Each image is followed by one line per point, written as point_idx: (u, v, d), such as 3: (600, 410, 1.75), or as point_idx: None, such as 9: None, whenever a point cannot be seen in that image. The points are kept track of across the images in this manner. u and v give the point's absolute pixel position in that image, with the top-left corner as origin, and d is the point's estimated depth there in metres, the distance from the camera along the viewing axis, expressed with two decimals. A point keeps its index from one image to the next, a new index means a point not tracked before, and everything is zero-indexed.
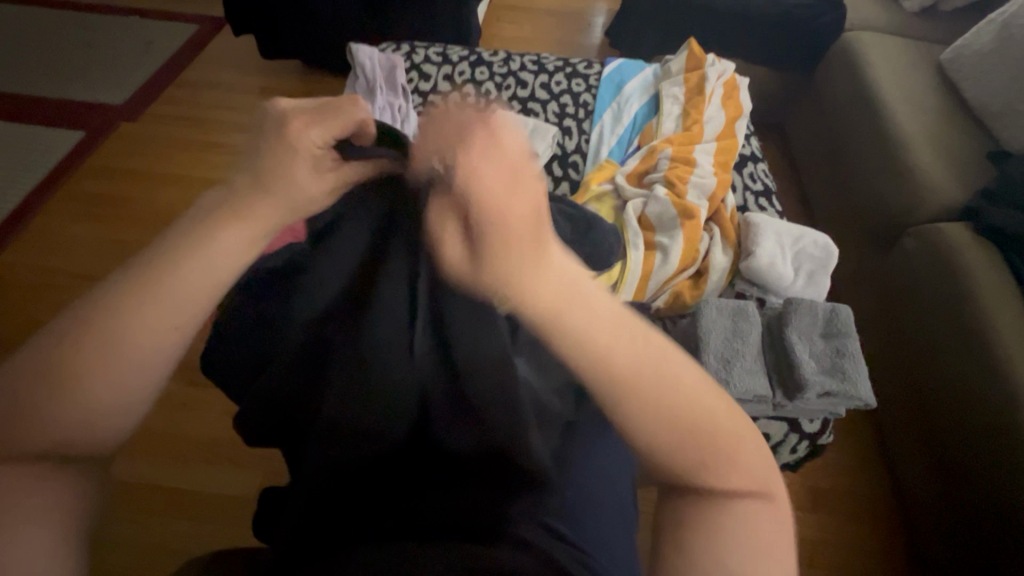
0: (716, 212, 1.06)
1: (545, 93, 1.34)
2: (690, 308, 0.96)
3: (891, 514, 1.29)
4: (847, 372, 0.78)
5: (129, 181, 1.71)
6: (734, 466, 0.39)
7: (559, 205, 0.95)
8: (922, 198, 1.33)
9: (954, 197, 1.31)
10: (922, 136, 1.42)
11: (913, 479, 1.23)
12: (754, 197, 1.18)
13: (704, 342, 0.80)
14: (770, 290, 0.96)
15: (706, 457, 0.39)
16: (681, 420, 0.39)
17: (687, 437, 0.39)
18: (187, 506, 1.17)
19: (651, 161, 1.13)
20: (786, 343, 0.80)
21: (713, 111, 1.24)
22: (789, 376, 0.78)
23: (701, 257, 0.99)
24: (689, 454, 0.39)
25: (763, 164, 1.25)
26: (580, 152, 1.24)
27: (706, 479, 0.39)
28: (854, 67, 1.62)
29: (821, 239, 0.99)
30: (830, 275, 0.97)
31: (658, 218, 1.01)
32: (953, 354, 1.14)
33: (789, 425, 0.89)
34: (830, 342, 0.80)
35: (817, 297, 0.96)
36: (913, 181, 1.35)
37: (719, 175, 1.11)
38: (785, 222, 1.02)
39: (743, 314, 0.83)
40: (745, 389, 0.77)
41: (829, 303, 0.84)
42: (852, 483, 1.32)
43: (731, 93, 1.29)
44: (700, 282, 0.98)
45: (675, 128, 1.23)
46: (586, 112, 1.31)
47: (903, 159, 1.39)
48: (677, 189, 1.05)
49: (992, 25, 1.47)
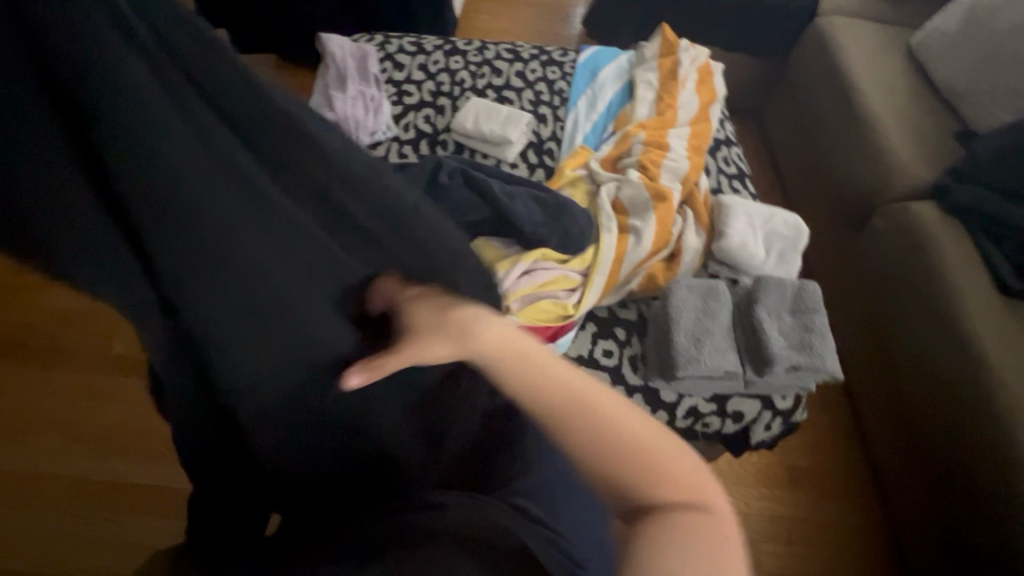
0: (689, 195, 1.06)
1: (520, 81, 1.33)
2: (663, 290, 0.97)
3: (866, 489, 1.32)
4: (815, 345, 0.79)
5: None
6: (673, 480, 0.39)
7: (533, 189, 0.95)
8: (893, 179, 1.35)
9: (923, 177, 1.33)
10: (892, 118, 1.44)
11: (889, 455, 1.26)
12: (727, 179, 1.19)
13: (674, 321, 0.81)
14: (742, 270, 0.98)
15: (643, 473, 0.39)
16: (621, 455, 0.39)
17: (628, 460, 0.39)
18: (169, 504, 1.19)
19: (625, 146, 1.14)
20: (755, 320, 0.81)
21: (687, 96, 1.25)
22: (759, 352, 0.79)
23: (674, 239, 0.99)
24: (627, 473, 0.39)
25: (737, 148, 1.26)
26: (555, 138, 1.24)
27: (647, 491, 0.39)
28: (826, 52, 1.64)
29: (791, 219, 1.00)
30: (800, 253, 0.98)
31: (631, 202, 1.01)
32: (923, 330, 1.16)
33: (762, 403, 0.90)
34: (799, 318, 0.81)
35: (789, 276, 0.98)
36: (884, 162, 1.38)
37: (693, 159, 1.12)
38: (756, 203, 1.03)
39: (713, 293, 0.84)
40: (716, 366, 0.78)
41: (797, 279, 0.85)
42: (829, 460, 1.34)
43: (705, 78, 1.30)
44: (674, 264, 0.98)
45: (649, 113, 1.23)
46: (562, 99, 1.31)
47: (874, 141, 1.41)
48: (650, 173, 1.05)
49: (958, 8, 1.49)
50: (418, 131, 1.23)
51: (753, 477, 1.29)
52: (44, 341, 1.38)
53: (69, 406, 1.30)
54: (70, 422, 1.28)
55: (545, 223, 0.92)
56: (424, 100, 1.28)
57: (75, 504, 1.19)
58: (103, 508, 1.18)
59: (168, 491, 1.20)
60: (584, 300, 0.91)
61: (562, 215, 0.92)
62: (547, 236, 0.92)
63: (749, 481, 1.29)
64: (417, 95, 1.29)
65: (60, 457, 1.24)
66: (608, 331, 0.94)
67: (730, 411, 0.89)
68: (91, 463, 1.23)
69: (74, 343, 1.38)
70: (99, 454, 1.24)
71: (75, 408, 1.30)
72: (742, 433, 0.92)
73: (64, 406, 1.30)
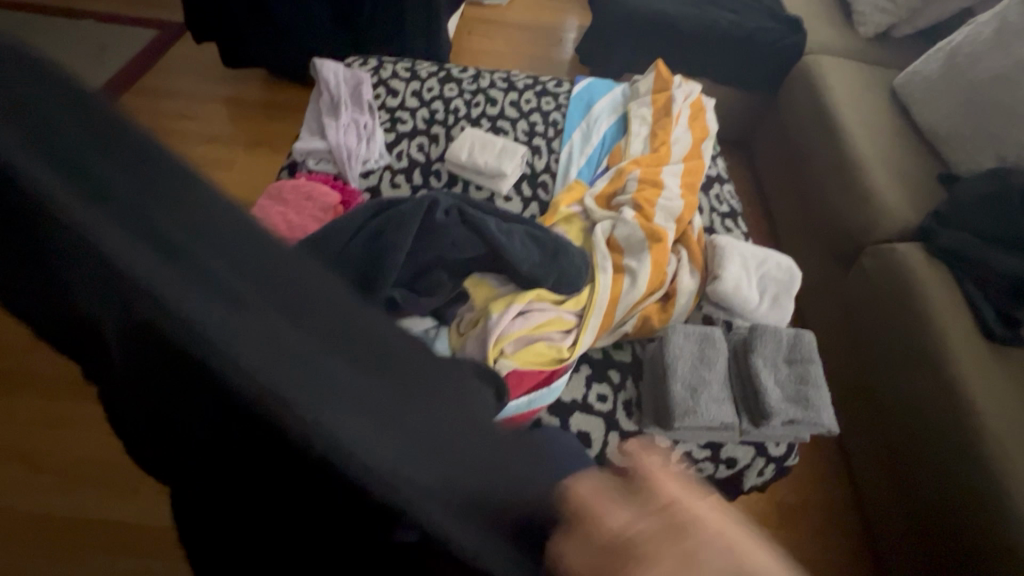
0: (682, 235, 1.06)
1: (514, 111, 1.33)
2: (658, 332, 0.95)
3: (853, 530, 1.30)
4: (811, 399, 0.78)
5: None
6: None
7: (527, 227, 0.94)
8: (879, 219, 1.37)
9: (907, 219, 1.36)
10: (877, 158, 1.47)
11: (875, 494, 1.25)
12: (720, 218, 1.19)
13: (671, 369, 0.80)
14: (736, 313, 0.98)
15: None
16: None
17: None
18: (138, 544, 1.13)
19: (619, 183, 1.14)
20: (751, 369, 0.80)
21: (680, 132, 1.26)
22: (755, 403, 0.78)
23: (668, 281, 0.99)
24: None
25: (729, 185, 1.28)
26: (549, 171, 1.23)
27: None
28: (812, 90, 1.67)
29: (784, 262, 1.01)
30: (793, 298, 0.99)
31: (626, 241, 1.00)
32: (909, 369, 1.18)
33: (756, 449, 0.90)
34: (794, 368, 0.80)
35: (781, 321, 0.98)
36: (869, 201, 1.40)
37: (686, 198, 1.12)
38: (750, 245, 1.03)
39: (710, 340, 0.83)
40: (712, 417, 0.76)
41: (792, 327, 0.84)
42: (816, 496, 1.33)
43: (697, 115, 1.31)
44: (668, 305, 0.97)
45: (643, 149, 1.24)
46: (556, 131, 1.31)
47: (859, 180, 1.44)
48: (644, 212, 1.05)
49: (940, 52, 1.53)
50: (410, 159, 1.21)
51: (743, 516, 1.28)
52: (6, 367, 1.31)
53: (31, 436, 1.23)
54: (31, 453, 1.21)
55: (551, 264, 0.91)
56: (417, 127, 1.27)
57: (36, 543, 1.12)
58: (65, 548, 1.11)
59: (136, 529, 1.14)
60: (579, 342, 0.89)
61: (562, 260, 0.91)
62: (542, 277, 0.89)
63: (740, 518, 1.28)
64: (411, 122, 1.27)
65: (17, 490, 1.17)
66: (602, 376, 0.92)
67: (723, 458, 0.89)
68: (53, 496, 1.16)
69: (43, 366, 1.31)
70: (62, 486, 1.18)
71: (39, 437, 1.23)
72: (735, 478, 0.92)
73: (31, 434, 1.23)
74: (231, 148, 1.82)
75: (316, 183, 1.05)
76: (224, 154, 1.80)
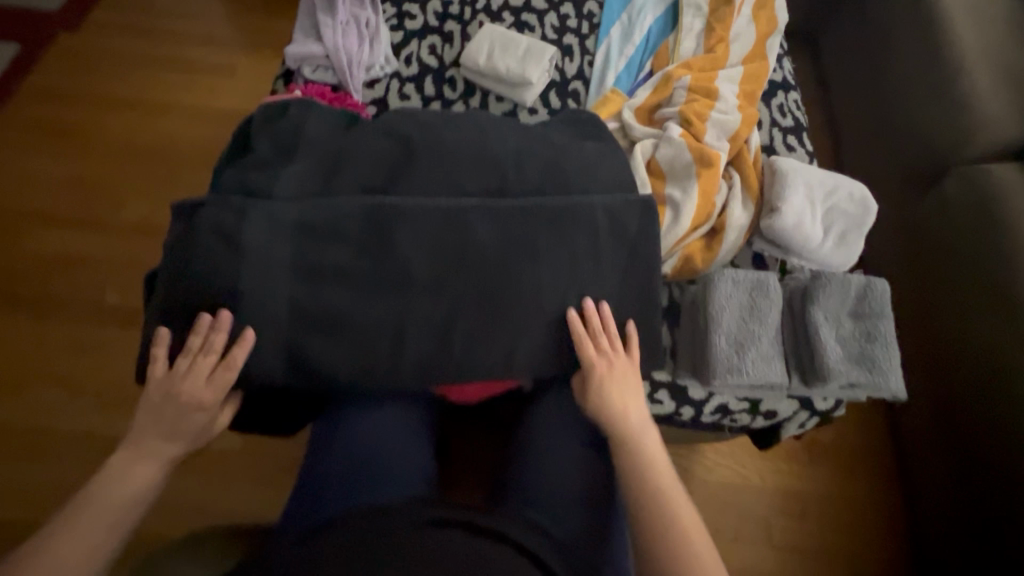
0: (736, 156, 0.91)
1: (541, 1, 1.11)
2: (701, 274, 0.84)
3: (885, 461, 1.27)
4: (878, 359, 0.68)
5: (75, 106, 1.54)
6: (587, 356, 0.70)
7: (541, 151, 0.81)
8: (973, 134, 1.15)
9: (1009, 134, 1.14)
10: (983, 55, 1.20)
11: (915, 436, 1.20)
12: (782, 133, 1.01)
13: (715, 322, 0.69)
14: (794, 252, 0.85)
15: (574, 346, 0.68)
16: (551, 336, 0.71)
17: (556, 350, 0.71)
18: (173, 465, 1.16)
19: (665, 93, 0.97)
20: (810, 323, 0.69)
21: (741, 27, 1.05)
22: (809, 362, 0.69)
23: (717, 213, 0.86)
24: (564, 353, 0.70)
25: (796, 93, 1.07)
26: (581, 78, 1.05)
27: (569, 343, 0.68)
28: None
29: (857, 192, 0.86)
30: (864, 234, 0.85)
31: (670, 165, 0.88)
32: (984, 313, 1.04)
33: (801, 403, 0.82)
34: (860, 323, 0.70)
35: (848, 260, 0.85)
36: (965, 114, 1.17)
37: (745, 109, 0.94)
38: (818, 169, 0.88)
39: (763, 289, 0.72)
40: (759, 377, 0.68)
41: (863, 275, 0.72)
42: (851, 431, 1.29)
43: (765, 2, 1.07)
44: (715, 243, 0.86)
45: (695, 49, 1.05)
46: (591, 26, 1.10)
47: (955, 86, 1.19)
48: (693, 128, 0.90)
49: None
50: (421, 65, 1.04)
51: (771, 452, 1.25)
52: (38, 290, 1.32)
53: (66, 358, 1.25)
54: (71, 376, 1.24)
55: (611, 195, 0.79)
56: (428, 25, 1.08)
57: (78, 462, 1.16)
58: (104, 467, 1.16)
59: None
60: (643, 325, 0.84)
61: (638, 239, 0.77)
62: (603, 237, 0.76)
63: (769, 459, 1.24)
64: (420, 19, 1.08)
65: (56, 410, 1.20)
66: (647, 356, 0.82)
67: (763, 410, 0.82)
68: (94, 420, 1.20)
69: (65, 289, 1.32)
70: (99, 408, 1.21)
71: (71, 358, 1.25)
72: (773, 429, 0.86)
73: (56, 358, 1.25)
74: (227, 53, 1.64)
75: (315, 95, 0.92)
76: (221, 59, 1.63)
